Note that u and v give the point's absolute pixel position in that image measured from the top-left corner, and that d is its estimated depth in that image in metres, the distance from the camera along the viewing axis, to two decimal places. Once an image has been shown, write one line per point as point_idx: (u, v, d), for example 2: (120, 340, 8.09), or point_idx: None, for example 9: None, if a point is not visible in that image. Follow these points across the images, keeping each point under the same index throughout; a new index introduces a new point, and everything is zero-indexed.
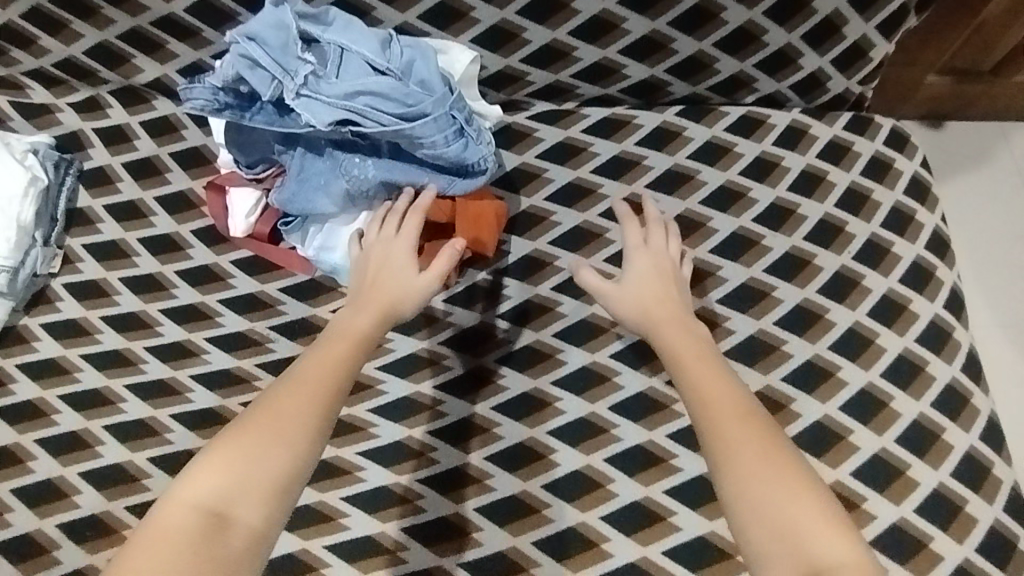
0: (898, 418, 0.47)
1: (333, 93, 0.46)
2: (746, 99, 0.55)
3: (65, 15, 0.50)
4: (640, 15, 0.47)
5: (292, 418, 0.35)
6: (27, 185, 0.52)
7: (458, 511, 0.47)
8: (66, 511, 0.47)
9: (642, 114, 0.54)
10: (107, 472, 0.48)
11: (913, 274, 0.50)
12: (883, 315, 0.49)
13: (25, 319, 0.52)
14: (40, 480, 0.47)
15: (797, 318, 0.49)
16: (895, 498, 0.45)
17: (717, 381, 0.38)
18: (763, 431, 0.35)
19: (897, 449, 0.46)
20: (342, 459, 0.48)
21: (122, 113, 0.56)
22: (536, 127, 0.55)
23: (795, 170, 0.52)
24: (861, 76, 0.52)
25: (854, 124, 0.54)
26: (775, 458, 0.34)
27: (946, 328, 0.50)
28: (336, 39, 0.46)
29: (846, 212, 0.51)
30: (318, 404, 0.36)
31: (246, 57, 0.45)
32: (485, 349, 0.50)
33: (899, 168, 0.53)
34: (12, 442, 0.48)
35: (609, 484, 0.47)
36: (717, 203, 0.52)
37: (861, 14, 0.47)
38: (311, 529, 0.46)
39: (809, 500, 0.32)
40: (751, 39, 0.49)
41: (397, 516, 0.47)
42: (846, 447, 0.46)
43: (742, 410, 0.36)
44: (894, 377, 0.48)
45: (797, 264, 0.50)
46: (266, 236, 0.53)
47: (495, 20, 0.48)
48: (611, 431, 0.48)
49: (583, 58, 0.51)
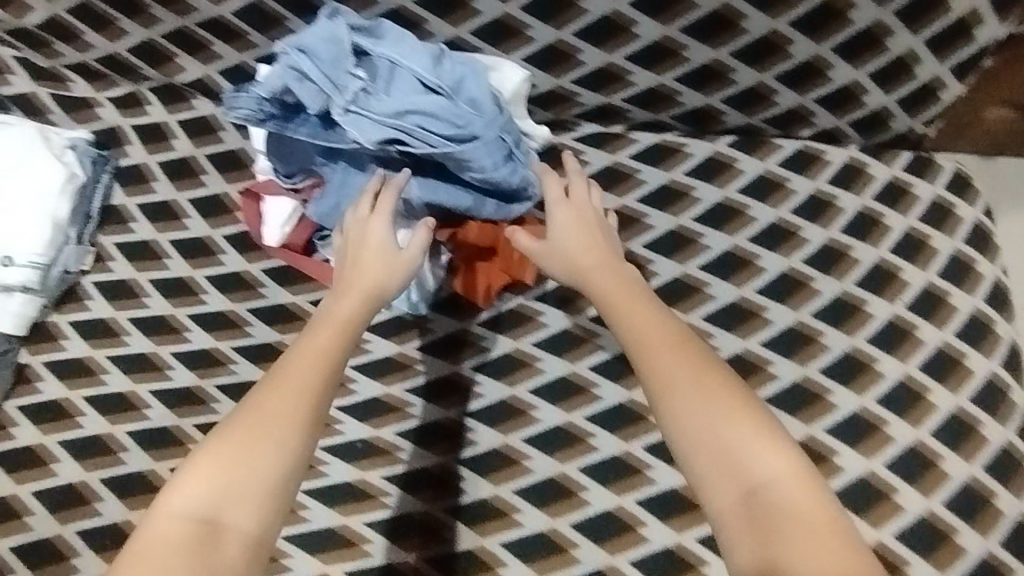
0: (947, 480, 0.45)
1: (381, 110, 0.45)
2: (802, 132, 0.52)
3: (114, 12, 0.49)
4: (702, 43, 0.45)
5: (277, 414, 0.33)
6: (64, 180, 0.52)
7: (483, 546, 0.46)
8: (86, 518, 0.46)
9: (692, 142, 0.52)
10: (129, 480, 0.47)
11: (970, 327, 0.48)
12: (936, 369, 0.47)
13: (53, 316, 0.52)
14: (61, 484, 0.47)
15: (845, 367, 0.48)
16: (940, 564, 0.44)
17: (666, 343, 0.35)
18: (721, 383, 0.34)
19: (946, 512, 0.44)
20: (366, 482, 0.48)
21: (161, 111, 0.55)
22: (581, 150, 0.53)
23: (849, 210, 0.50)
24: (926, 115, 0.50)
25: (915, 165, 0.51)
26: (738, 412, 0.33)
27: (1003, 388, 0.47)
28: (388, 55, 0.45)
29: (902, 257, 0.49)
30: (301, 396, 0.34)
31: (295, 70, 0.45)
32: (518, 378, 0.49)
33: (962, 214, 0.50)
34: (35, 443, 0.48)
35: (641, 528, 0.45)
36: (767, 240, 0.50)
37: (934, 54, 0.45)
38: (333, 553, 0.46)
39: (764, 445, 0.32)
40: (816, 73, 0.46)
41: (422, 545, 0.46)
42: (891, 506, 0.45)
43: (697, 364, 0.34)
44: (947, 437, 0.46)
45: (847, 310, 0.49)
46: (300, 248, 0.52)
47: (553, 39, 0.46)
48: (646, 473, 0.46)
49: (637, 83, 0.49)
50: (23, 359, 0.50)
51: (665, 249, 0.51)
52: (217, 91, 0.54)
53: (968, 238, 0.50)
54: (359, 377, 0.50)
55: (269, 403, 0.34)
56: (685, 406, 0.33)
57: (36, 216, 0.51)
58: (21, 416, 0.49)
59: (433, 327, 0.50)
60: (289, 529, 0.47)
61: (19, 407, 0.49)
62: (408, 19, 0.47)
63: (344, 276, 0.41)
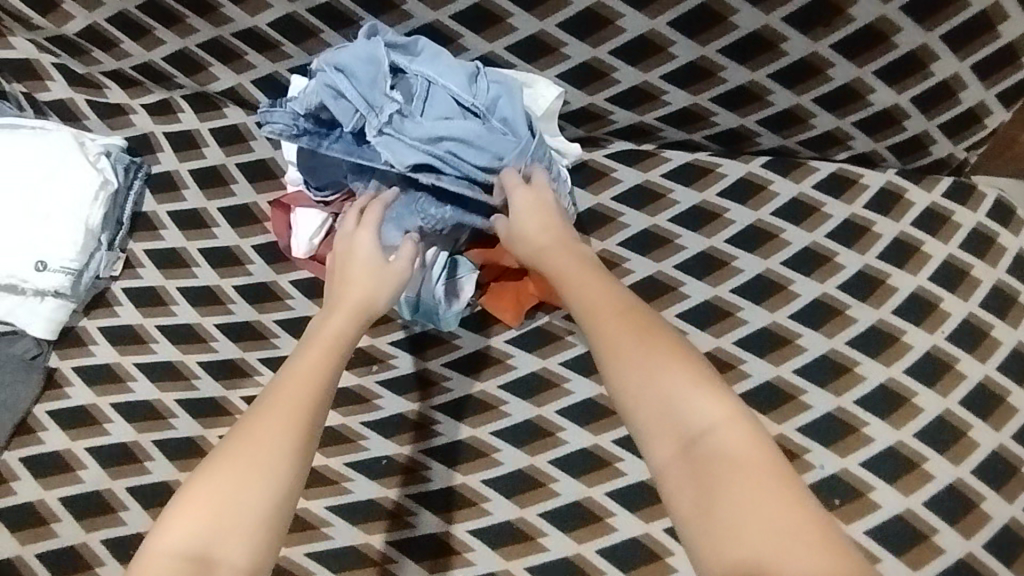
0: (988, 520, 0.44)
1: (418, 131, 0.45)
2: (839, 155, 0.51)
3: (151, 21, 0.49)
4: (739, 65, 0.45)
5: (267, 434, 0.33)
6: (97, 188, 0.53)
7: (508, 569, 0.46)
8: (111, 526, 0.48)
9: (726, 163, 0.52)
10: (153, 490, 0.48)
11: (1013, 362, 0.47)
12: (975, 405, 0.46)
13: (83, 321, 0.52)
14: (88, 490, 0.48)
15: (880, 399, 0.47)
16: None
17: (618, 318, 0.34)
18: (660, 341, 0.33)
19: (985, 554, 0.44)
20: (390, 501, 0.48)
21: (193, 119, 0.55)
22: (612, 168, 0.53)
23: (886, 237, 0.50)
24: (969, 142, 0.48)
25: (956, 191, 0.50)
26: (676, 362, 0.32)
27: None
28: (426, 74, 0.45)
29: (941, 287, 0.48)
30: (291, 417, 0.34)
31: (331, 87, 0.45)
32: (545, 399, 0.49)
33: (1007, 245, 0.49)
34: (64, 448, 0.49)
35: (669, 557, 0.45)
36: (800, 266, 0.50)
37: (981, 80, 0.44)
38: (355, 572, 0.47)
39: (700, 390, 0.31)
40: (856, 97, 0.46)
41: (446, 566, 0.47)
42: (930, 546, 0.44)
43: (635, 323, 0.34)
44: (986, 475, 0.45)
45: (882, 340, 0.48)
46: (328, 260, 0.52)
47: (587, 57, 0.46)
48: None
49: (672, 103, 0.48)
50: (53, 364, 0.51)
51: (695, 271, 0.51)
52: (250, 100, 0.54)
53: (1013, 268, 0.49)
54: (386, 393, 0.50)
55: (259, 428, 0.33)
56: (621, 363, 0.33)
57: (70, 223, 0.52)
58: (53, 422, 0.50)
59: (460, 344, 0.50)
60: (310, 547, 0.48)
61: (52, 413, 0.50)
62: (444, 33, 0.47)
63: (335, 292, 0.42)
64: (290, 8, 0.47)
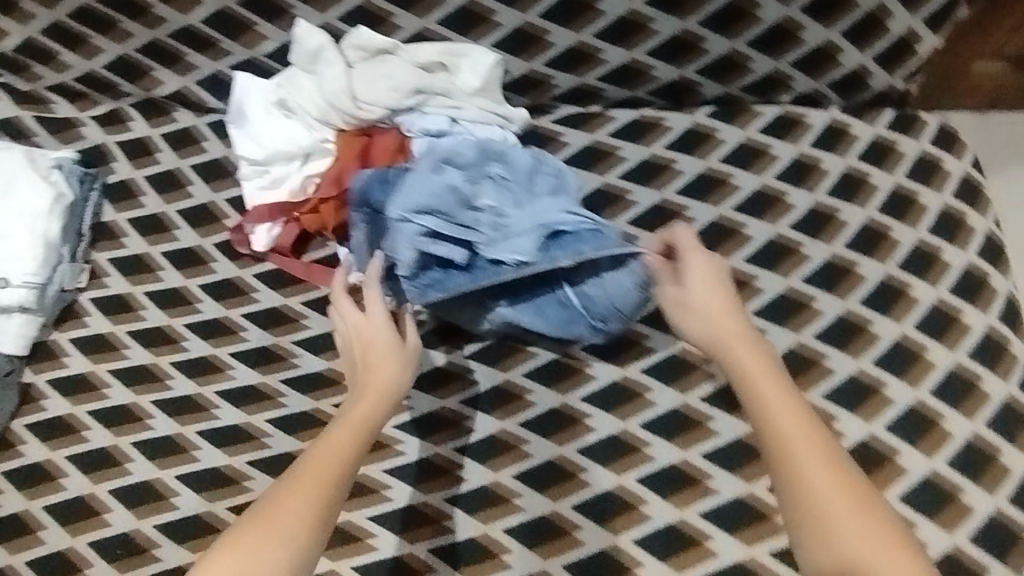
0: (950, 439, 0.45)
1: (506, 224, 0.47)
2: (782, 98, 0.52)
3: (87, 29, 0.51)
4: (668, 15, 0.46)
5: (292, 514, 0.32)
6: (52, 201, 0.53)
7: (485, 534, 0.47)
8: (96, 529, 0.47)
9: (671, 116, 0.52)
10: (135, 491, 0.48)
11: (965, 284, 0.47)
12: (932, 328, 0.47)
13: (54, 334, 0.53)
14: (72, 497, 0.48)
15: (839, 331, 0.47)
16: (947, 526, 0.43)
17: (801, 422, 0.32)
18: (845, 473, 0.31)
19: (953, 473, 0.44)
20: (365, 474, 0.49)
21: (144, 125, 0.55)
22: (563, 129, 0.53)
23: (834, 173, 0.50)
24: (906, 71, 0.49)
25: (897, 121, 0.51)
26: (856, 501, 0.30)
27: (1005, 343, 0.47)
28: (479, 170, 0.49)
29: (890, 216, 0.49)
30: (311, 512, 0.33)
31: (423, 229, 0.48)
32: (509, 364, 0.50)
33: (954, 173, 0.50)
34: (45, 458, 0.49)
35: (641, 505, 0.46)
36: (751, 208, 0.50)
37: (904, 6, 0.45)
38: (340, 550, 0.47)
39: (890, 557, 0.28)
40: (787, 36, 0.46)
41: (424, 538, 0.47)
42: (893, 469, 0.44)
43: (831, 438, 0.32)
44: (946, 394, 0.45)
45: (838, 272, 0.48)
46: (289, 250, 0.53)
47: (518, 23, 0.48)
48: (643, 450, 0.47)
49: (609, 60, 0.49)
50: (27, 379, 0.51)
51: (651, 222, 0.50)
52: (200, 102, 0.56)
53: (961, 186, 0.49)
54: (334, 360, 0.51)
55: (282, 510, 0.32)
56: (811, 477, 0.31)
57: (27, 238, 0.53)
58: (31, 437, 0.50)
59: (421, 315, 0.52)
60: None
61: (25, 436, 0.50)
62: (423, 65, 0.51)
63: (360, 365, 0.42)
64: (222, 3, 0.49)
